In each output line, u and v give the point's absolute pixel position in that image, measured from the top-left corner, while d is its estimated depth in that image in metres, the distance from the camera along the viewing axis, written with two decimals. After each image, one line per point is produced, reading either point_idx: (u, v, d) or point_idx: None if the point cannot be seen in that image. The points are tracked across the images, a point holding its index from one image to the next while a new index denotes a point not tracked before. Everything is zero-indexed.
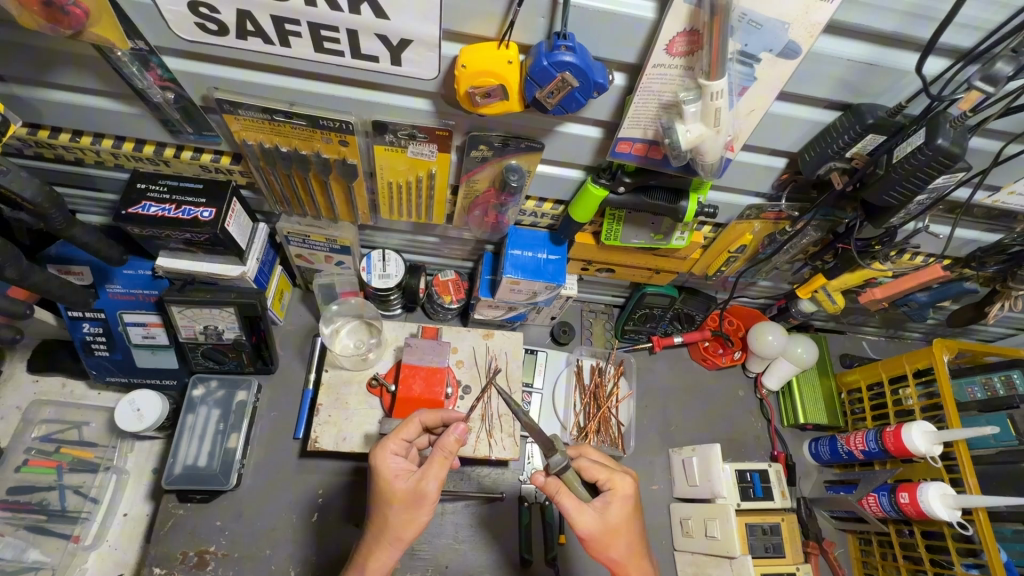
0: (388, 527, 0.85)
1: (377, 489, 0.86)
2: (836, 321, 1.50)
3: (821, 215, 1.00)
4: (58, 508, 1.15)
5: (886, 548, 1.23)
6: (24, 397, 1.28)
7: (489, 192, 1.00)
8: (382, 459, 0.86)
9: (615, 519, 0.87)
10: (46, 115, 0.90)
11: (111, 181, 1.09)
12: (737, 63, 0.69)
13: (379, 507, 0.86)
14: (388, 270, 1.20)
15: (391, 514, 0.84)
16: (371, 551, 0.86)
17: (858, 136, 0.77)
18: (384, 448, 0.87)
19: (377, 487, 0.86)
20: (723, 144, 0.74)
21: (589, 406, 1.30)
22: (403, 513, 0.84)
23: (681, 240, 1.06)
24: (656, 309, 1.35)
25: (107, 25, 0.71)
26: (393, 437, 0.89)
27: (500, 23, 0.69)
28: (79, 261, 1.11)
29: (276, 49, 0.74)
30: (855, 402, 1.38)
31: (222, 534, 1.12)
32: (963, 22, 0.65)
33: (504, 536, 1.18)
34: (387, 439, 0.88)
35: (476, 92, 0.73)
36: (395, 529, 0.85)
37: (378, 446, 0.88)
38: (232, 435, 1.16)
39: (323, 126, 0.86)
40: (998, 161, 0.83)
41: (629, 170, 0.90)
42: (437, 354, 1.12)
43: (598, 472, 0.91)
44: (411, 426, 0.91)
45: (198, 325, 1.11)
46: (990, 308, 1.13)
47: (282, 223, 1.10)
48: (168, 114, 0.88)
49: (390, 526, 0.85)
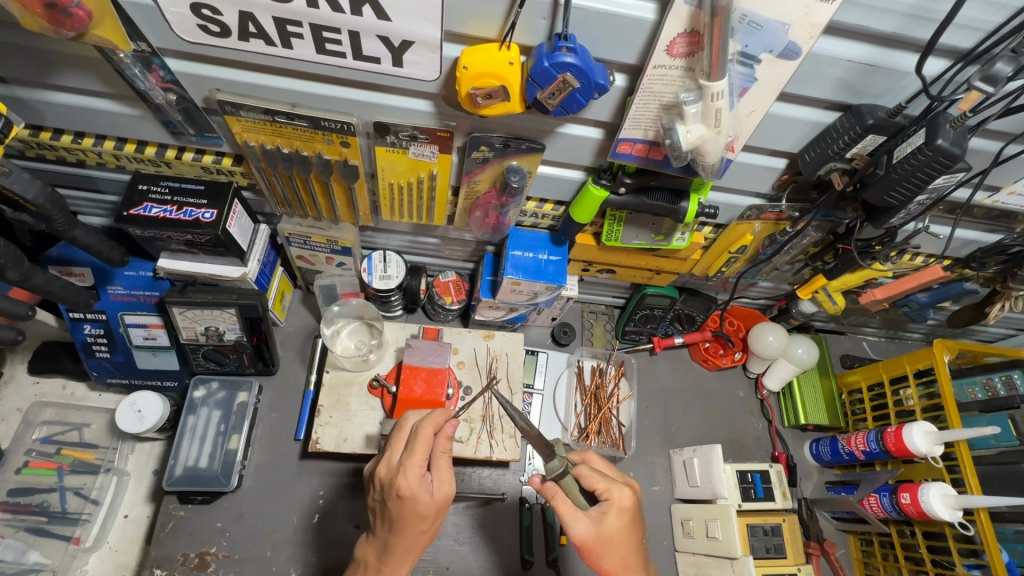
0: (421, 538, 0.89)
1: (411, 514, 0.85)
2: (837, 321, 1.50)
3: (821, 215, 1.00)
4: (58, 509, 1.15)
5: (886, 549, 1.23)
6: (25, 398, 1.29)
7: (490, 193, 1.01)
8: (416, 485, 0.84)
9: (609, 530, 0.87)
10: (48, 116, 0.90)
11: (113, 183, 1.09)
12: (738, 63, 0.69)
13: (413, 526, 0.87)
14: (389, 270, 1.21)
15: (426, 526, 0.88)
16: (402, 559, 0.90)
17: (858, 136, 0.77)
18: (413, 473, 0.84)
19: (408, 510, 0.85)
20: (724, 145, 0.74)
21: (590, 406, 1.31)
22: (433, 523, 0.88)
23: (681, 240, 1.06)
24: (657, 309, 1.36)
25: (110, 26, 0.71)
26: (416, 459, 0.84)
27: (501, 24, 0.69)
28: (80, 262, 1.11)
29: (278, 51, 0.75)
30: (856, 402, 1.38)
31: (223, 536, 1.12)
32: (962, 23, 0.66)
33: (504, 538, 1.18)
34: (410, 460, 0.84)
35: (478, 93, 0.73)
36: (424, 536, 0.89)
37: (407, 473, 0.84)
38: (232, 436, 1.17)
39: (325, 127, 0.86)
40: (997, 161, 0.83)
41: (629, 170, 0.90)
42: (438, 355, 1.11)
43: (597, 481, 0.89)
44: (423, 444, 0.85)
45: (199, 326, 1.11)
46: (990, 308, 1.13)
47: (283, 224, 1.10)
48: (170, 116, 0.88)
49: (422, 535, 0.89)
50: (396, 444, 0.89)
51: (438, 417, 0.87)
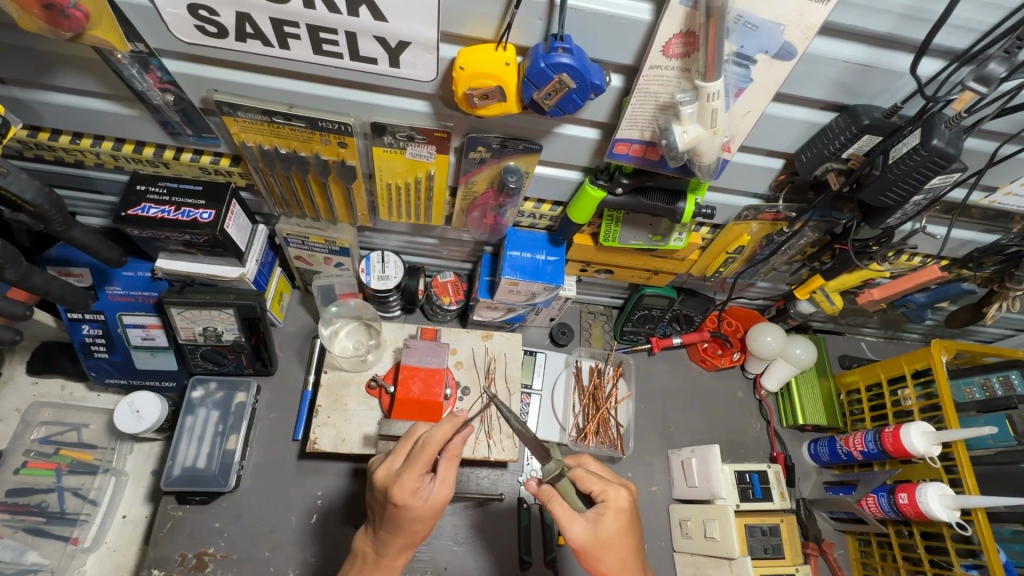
0: (415, 537, 0.89)
1: (407, 517, 0.85)
2: (835, 321, 1.50)
3: (819, 215, 1.00)
4: (57, 509, 1.15)
5: (885, 549, 1.23)
6: (24, 398, 1.29)
7: (488, 193, 1.01)
8: (410, 496, 0.84)
9: (607, 532, 0.86)
10: (47, 117, 0.91)
11: (112, 184, 1.09)
12: (733, 64, 0.69)
13: (409, 527, 0.87)
14: (387, 271, 1.21)
15: (421, 527, 0.88)
16: (399, 552, 0.91)
17: (854, 137, 0.77)
18: (410, 483, 0.84)
19: (404, 514, 0.85)
20: (720, 145, 0.74)
21: (589, 407, 1.31)
22: (427, 525, 0.88)
23: (679, 240, 1.06)
24: (655, 310, 1.36)
25: (107, 27, 0.71)
26: (415, 469, 0.84)
27: (498, 25, 0.69)
28: (79, 262, 1.11)
29: (275, 52, 0.75)
30: (855, 402, 1.38)
31: (221, 536, 1.12)
32: (956, 23, 0.66)
33: (503, 539, 1.18)
34: (409, 469, 0.84)
35: (475, 93, 0.73)
36: (420, 535, 0.90)
37: (403, 484, 0.84)
38: (231, 436, 1.17)
39: (323, 127, 0.86)
40: (993, 161, 0.83)
41: (626, 170, 0.90)
42: (436, 355, 1.12)
43: (593, 484, 0.90)
44: (424, 453, 0.85)
45: (197, 326, 1.11)
46: (988, 308, 1.13)
47: (281, 224, 1.10)
48: (168, 116, 0.88)
49: (416, 535, 0.89)
50: (398, 450, 0.89)
51: (444, 430, 0.85)
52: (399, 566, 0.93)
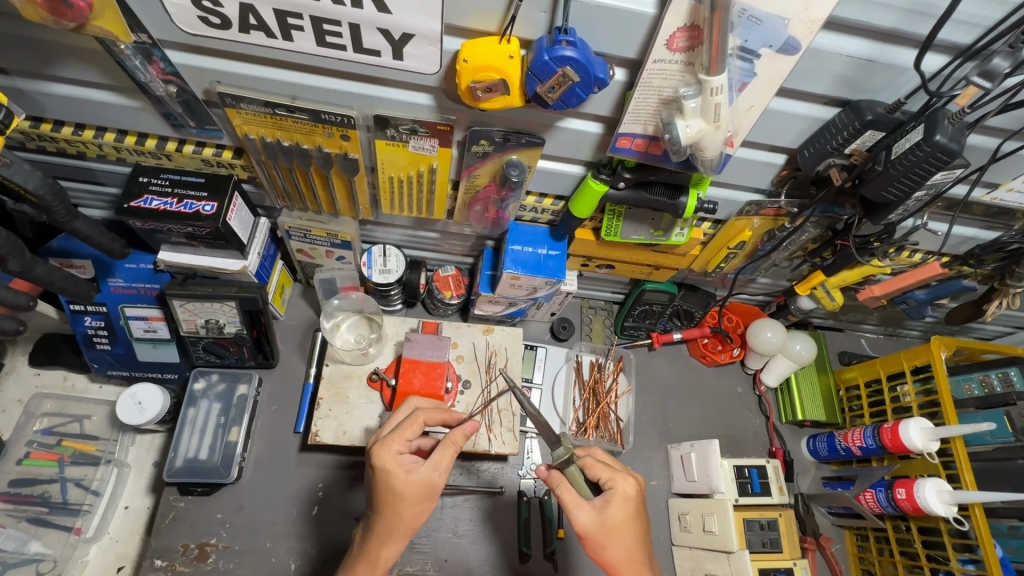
0: (399, 521, 0.86)
1: (386, 490, 0.85)
2: (835, 317, 1.51)
3: (820, 212, 1.00)
4: (59, 500, 1.16)
5: (882, 544, 1.24)
6: (25, 389, 1.29)
7: (489, 187, 1.01)
8: (391, 460, 0.85)
9: (613, 519, 0.86)
10: (50, 108, 0.91)
11: (114, 175, 1.09)
12: (737, 58, 0.69)
13: (390, 505, 0.85)
14: (388, 265, 1.21)
15: (403, 509, 0.85)
16: (384, 544, 0.87)
17: (857, 132, 0.78)
18: (393, 447, 0.86)
19: (383, 485, 0.85)
20: (723, 140, 0.74)
21: (589, 401, 1.32)
22: (414, 507, 0.85)
23: (681, 236, 1.07)
24: (656, 305, 1.36)
25: (110, 17, 0.71)
26: (398, 436, 0.87)
27: (502, 17, 0.69)
28: (81, 254, 1.12)
29: (279, 43, 0.75)
30: (854, 398, 1.39)
31: (223, 527, 1.12)
32: (962, 18, 0.66)
33: (503, 531, 1.18)
34: (388, 441, 0.86)
35: (477, 87, 0.73)
36: (406, 522, 0.86)
37: (385, 445, 0.86)
38: (233, 428, 1.17)
39: (326, 120, 0.86)
40: (995, 157, 0.84)
41: (629, 165, 0.91)
42: (437, 349, 1.12)
43: (601, 470, 0.90)
44: (412, 422, 0.89)
45: (199, 318, 1.13)
46: (989, 305, 1.14)
47: (283, 218, 1.10)
48: (170, 108, 0.88)
49: (400, 520, 0.86)
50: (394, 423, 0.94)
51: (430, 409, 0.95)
52: (384, 564, 0.88)
